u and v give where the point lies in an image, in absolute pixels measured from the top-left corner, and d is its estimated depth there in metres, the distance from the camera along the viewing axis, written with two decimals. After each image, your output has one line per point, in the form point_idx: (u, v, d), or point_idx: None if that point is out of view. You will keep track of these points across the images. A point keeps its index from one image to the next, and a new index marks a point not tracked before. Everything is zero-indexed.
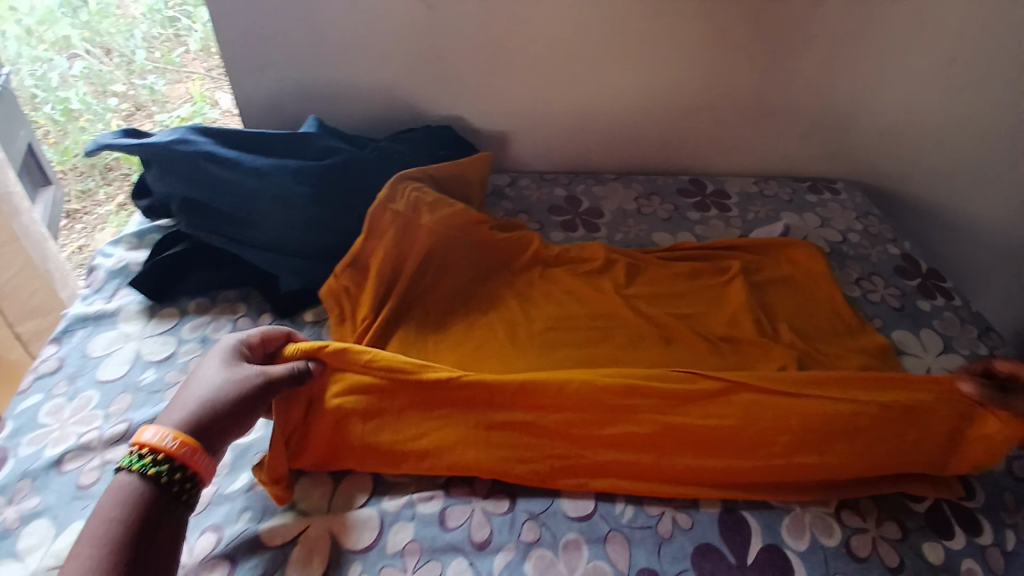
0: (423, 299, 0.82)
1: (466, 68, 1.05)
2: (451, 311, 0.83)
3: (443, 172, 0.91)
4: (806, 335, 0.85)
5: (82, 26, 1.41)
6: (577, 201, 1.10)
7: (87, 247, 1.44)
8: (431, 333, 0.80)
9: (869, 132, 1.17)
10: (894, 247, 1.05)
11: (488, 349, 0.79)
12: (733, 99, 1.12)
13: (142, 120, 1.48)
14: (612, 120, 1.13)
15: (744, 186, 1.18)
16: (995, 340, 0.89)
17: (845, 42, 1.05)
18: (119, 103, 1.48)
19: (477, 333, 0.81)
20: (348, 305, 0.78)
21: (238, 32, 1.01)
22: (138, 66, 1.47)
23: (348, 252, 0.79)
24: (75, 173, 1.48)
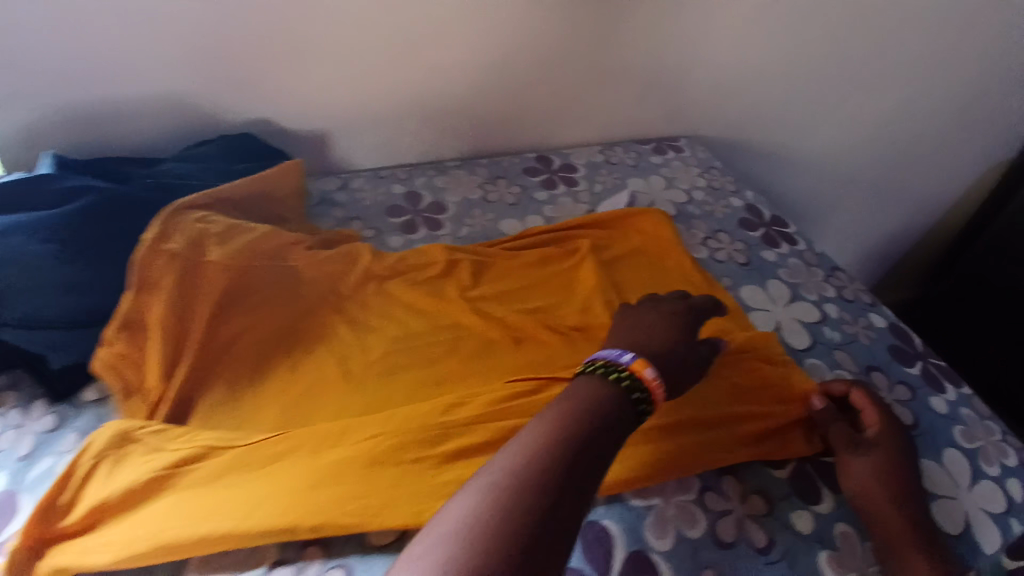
0: (233, 346, 0.73)
1: (266, 64, 0.91)
2: (267, 354, 0.74)
3: (240, 193, 0.80)
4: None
5: None
6: (418, 198, 1.00)
7: None
8: (245, 385, 0.71)
9: (704, 85, 1.17)
10: (737, 198, 1.07)
11: (314, 392, 0.71)
12: (567, 66, 1.07)
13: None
14: (444, 104, 1.05)
15: (590, 156, 1.14)
16: (841, 279, 0.93)
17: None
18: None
19: (304, 374, 0.72)
20: (132, 376, 0.67)
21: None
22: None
23: (119, 310, 0.68)
24: None
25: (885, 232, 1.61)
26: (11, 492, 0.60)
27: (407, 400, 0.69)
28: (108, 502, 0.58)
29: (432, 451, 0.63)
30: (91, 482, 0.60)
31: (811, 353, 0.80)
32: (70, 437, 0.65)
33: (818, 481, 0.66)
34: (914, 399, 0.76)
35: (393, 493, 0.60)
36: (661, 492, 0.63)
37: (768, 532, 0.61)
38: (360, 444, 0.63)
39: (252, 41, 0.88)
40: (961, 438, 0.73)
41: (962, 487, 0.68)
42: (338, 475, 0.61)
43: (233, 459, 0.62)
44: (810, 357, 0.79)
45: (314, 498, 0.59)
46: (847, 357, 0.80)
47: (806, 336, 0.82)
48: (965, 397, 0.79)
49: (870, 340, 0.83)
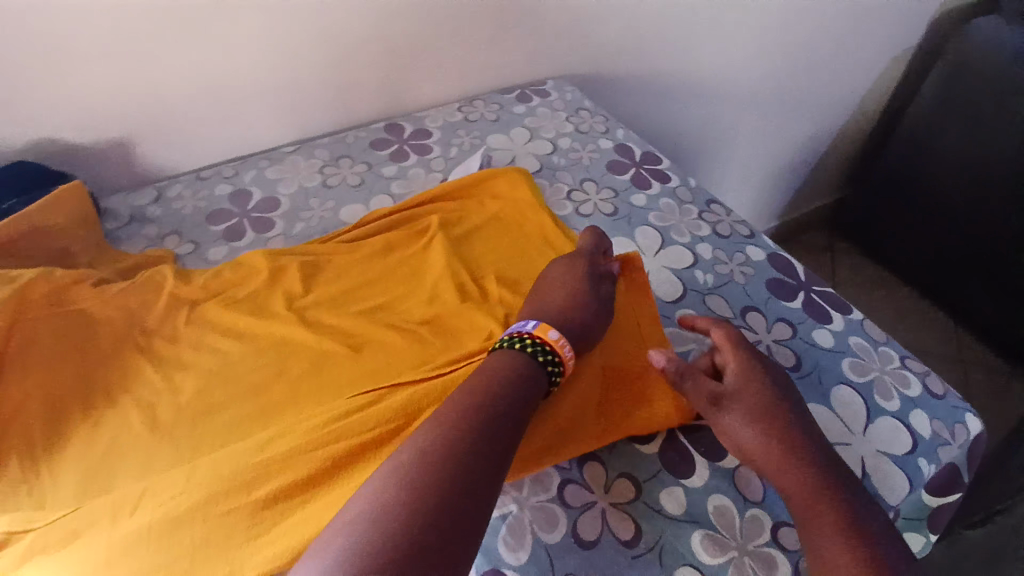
0: (16, 414, 0.60)
1: (19, 70, 0.74)
2: (62, 414, 0.61)
3: (6, 234, 0.68)
4: (515, 283, 0.74)
5: None
6: (245, 195, 0.88)
7: None
8: (36, 460, 0.58)
9: (562, 18, 1.06)
10: (606, 139, 0.97)
11: (117, 453, 0.59)
12: (397, 19, 0.93)
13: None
14: (262, 84, 0.90)
15: (446, 116, 1.02)
16: (716, 212, 0.86)
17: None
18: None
19: (105, 432, 0.60)
20: None
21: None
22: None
23: None
24: None
25: (787, 144, 1.56)
26: None
27: (224, 441, 0.59)
28: None
29: (246, 498, 0.52)
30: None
31: (683, 304, 0.73)
32: None
33: (690, 449, 0.60)
34: (795, 337, 0.71)
35: (211, 553, 0.50)
36: (515, 494, 0.56)
37: (635, 519, 0.55)
38: (161, 506, 0.52)
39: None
40: (850, 372, 0.68)
41: (858, 431, 0.63)
42: (142, 550, 0.50)
43: (23, 550, 0.52)
44: (681, 309, 0.73)
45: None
46: (723, 301, 0.74)
47: (677, 287, 0.75)
48: (853, 324, 0.74)
49: (747, 279, 0.77)
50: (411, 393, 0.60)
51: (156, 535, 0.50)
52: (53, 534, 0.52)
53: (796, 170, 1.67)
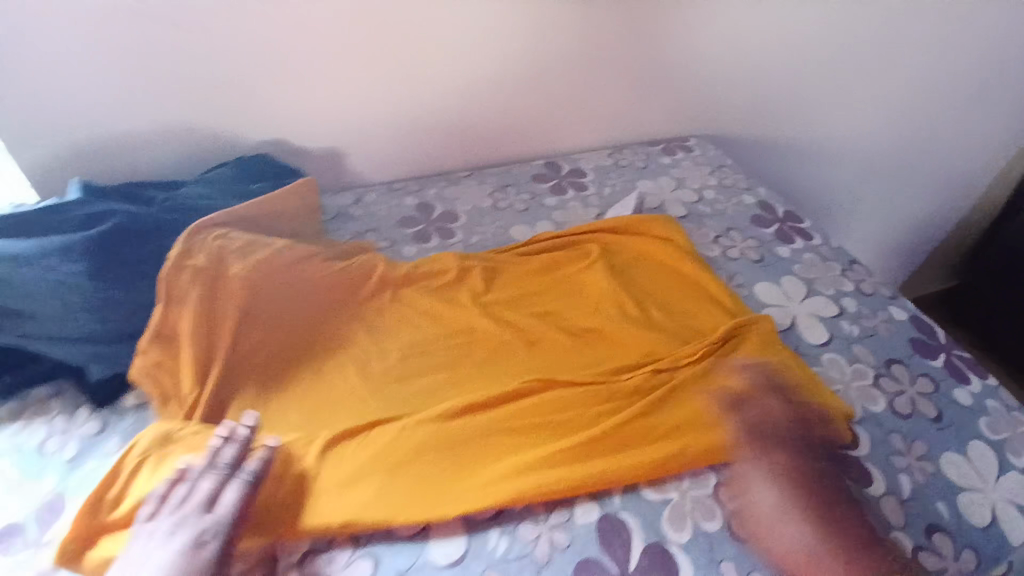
0: (259, 349, 0.74)
1: (280, 85, 0.93)
2: (291, 360, 0.74)
3: (257, 210, 0.82)
4: (668, 311, 0.83)
5: None
6: (429, 208, 1.03)
7: None
8: (268, 392, 0.71)
9: (706, 83, 1.18)
10: (749, 195, 1.07)
11: (333, 398, 0.70)
12: (565, 73, 1.08)
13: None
14: (450, 115, 1.06)
15: (599, 160, 1.14)
16: (858, 272, 0.92)
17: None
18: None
19: (324, 379, 0.72)
20: (162, 383, 0.68)
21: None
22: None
23: (150, 323, 0.69)
24: None
25: (904, 222, 1.58)
26: (57, 493, 0.67)
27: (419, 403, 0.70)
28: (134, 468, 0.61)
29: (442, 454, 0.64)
30: (136, 476, 0.60)
31: (830, 348, 0.79)
32: (113, 440, 0.72)
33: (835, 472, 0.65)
34: (939, 393, 0.75)
35: (413, 490, 0.61)
36: (677, 485, 0.63)
37: None
38: (376, 445, 0.64)
39: (266, 59, 0.91)
40: (987, 430, 0.71)
41: (989, 481, 0.66)
42: (359, 479, 0.61)
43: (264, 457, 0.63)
44: (828, 353, 0.79)
45: (334, 497, 0.59)
46: (866, 351, 0.79)
47: (823, 332, 0.81)
48: (990, 388, 0.77)
49: (890, 333, 0.82)
50: (585, 390, 0.70)
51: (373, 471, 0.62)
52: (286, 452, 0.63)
53: (911, 250, 1.68)
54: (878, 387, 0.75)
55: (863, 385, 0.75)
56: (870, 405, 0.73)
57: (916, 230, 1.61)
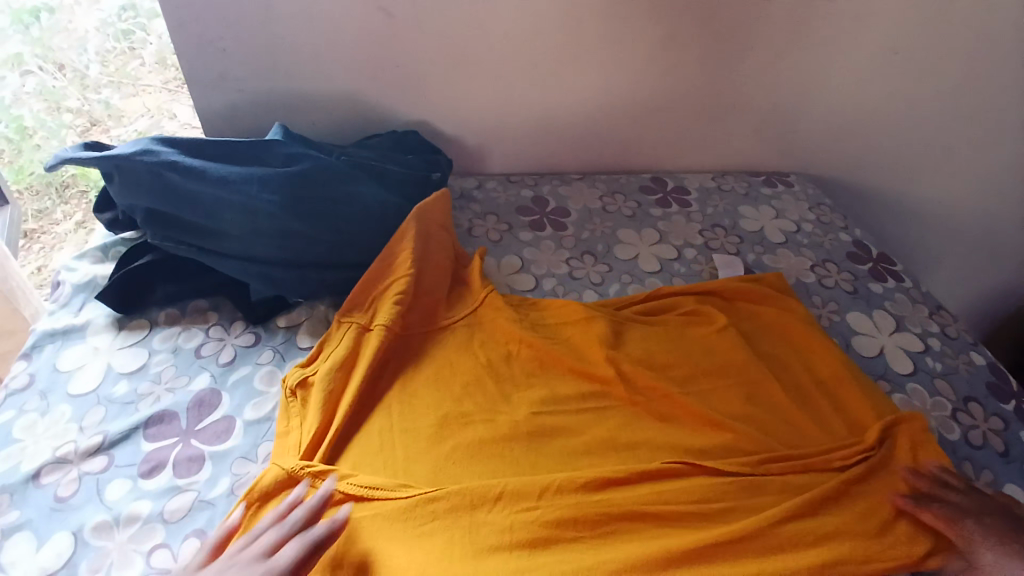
0: (391, 366, 0.77)
1: (433, 72, 1.04)
2: (414, 340, 0.79)
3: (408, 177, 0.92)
4: (796, 383, 0.80)
5: (34, 42, 1.23)
6: (543, 201, 1.12)
7: (46, 268, 1.33)
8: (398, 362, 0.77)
9: (816, 125, 1.23)
10: (845, 234, 1.12)
11: (450, 381, 0.75)
12: (685, 97, 1.15)
13: (98, 136, 1.32)
14: (573, 121, 1.16)
15: (702, 182, 1.21)
16: (946, 317, 0.96)
17: (793, 31, 1.08)
18: (75, 119, 1.31)
19: (444, 358, 0.78)
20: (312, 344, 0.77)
21: (183, 36, 0.95)
22: (91, 79, 1.30)
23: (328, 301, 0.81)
24: (32, 192, 1.31)
25: (996, 292, 1.55)
26: (215, 389, 0.75)
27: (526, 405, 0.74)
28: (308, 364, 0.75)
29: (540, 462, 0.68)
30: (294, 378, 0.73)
31: (913, 378, 0.86)
32: (264, 353, 0.79)
33: None
34: (1010, 430, 0.80)
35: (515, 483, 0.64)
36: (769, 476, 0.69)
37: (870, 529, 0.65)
38: (481, 443, 0.69)
39: (422, 47, 1.01)
40: None
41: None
42: (465, 473, 0.66)
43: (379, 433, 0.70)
44: (912, 382, 0.85)
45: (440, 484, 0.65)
46: (948, 386, 0.85)
47: (908, 362, 0.88)
48: None
49: (971, 373, 0.87)
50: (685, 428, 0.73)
51: (478, 467, 0.67)
52: (404, 436, 0.70)
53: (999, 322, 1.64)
54: (956, 419, 0.81)
55: (942, 415, 0.81)
56: (947, 433, 0.79)
57: (1003, 303, 1.58)
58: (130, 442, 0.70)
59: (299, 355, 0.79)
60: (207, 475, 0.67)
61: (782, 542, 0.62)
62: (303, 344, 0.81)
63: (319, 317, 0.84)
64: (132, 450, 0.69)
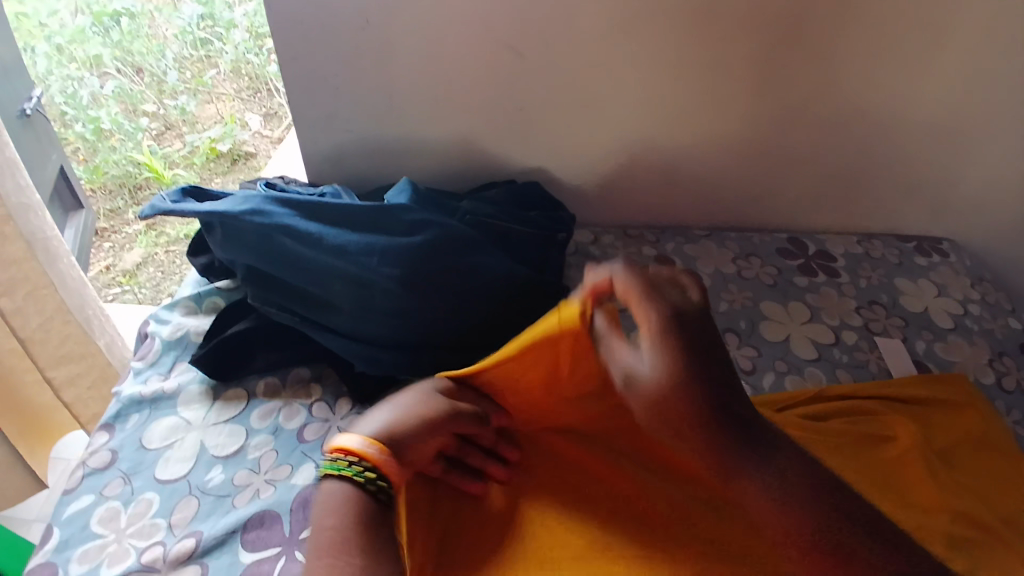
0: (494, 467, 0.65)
1: (557, 117, 0.94)
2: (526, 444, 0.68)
3: (530, 239, 0.81)
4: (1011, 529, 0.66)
5: (114, 46, 1.51)
6: (669, 262, 0.99)
7: (115, 266, 1.47)
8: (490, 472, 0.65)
9: (983, 190, 1.06)
10: (1016, 318, 0.96)
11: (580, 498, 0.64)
12: (835, 151, 1.01)
13: (174, 142, 1.55)
14: (702, 174, 1.03)
15: (846, 245, 1.06)
16: None
17: (979, 78, 0.93)
18: (151, 123, 1.55)
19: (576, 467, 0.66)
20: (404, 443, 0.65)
21: (297, 70, 0.88)
22: (165, 83, 1.53)
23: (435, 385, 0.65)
24: (105, 192, 1.54)
25: None
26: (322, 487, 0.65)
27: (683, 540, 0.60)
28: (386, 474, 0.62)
29: None
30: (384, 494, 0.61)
31: None
32: None
33: None
34: None
35: None
36: None
37: None
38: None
39: (551, 87, 0.90)
40: None
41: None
42: None
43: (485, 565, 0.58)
44: None
45: None
46: None
47: None
48: None
49: None
50: None
51: None
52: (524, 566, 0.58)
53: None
54: None
55: None
56: None
57: None
58: (226, 549, 0.61)
59: None
60: None
61: None
62: None
63: None
64: (228, 559, 0.60)
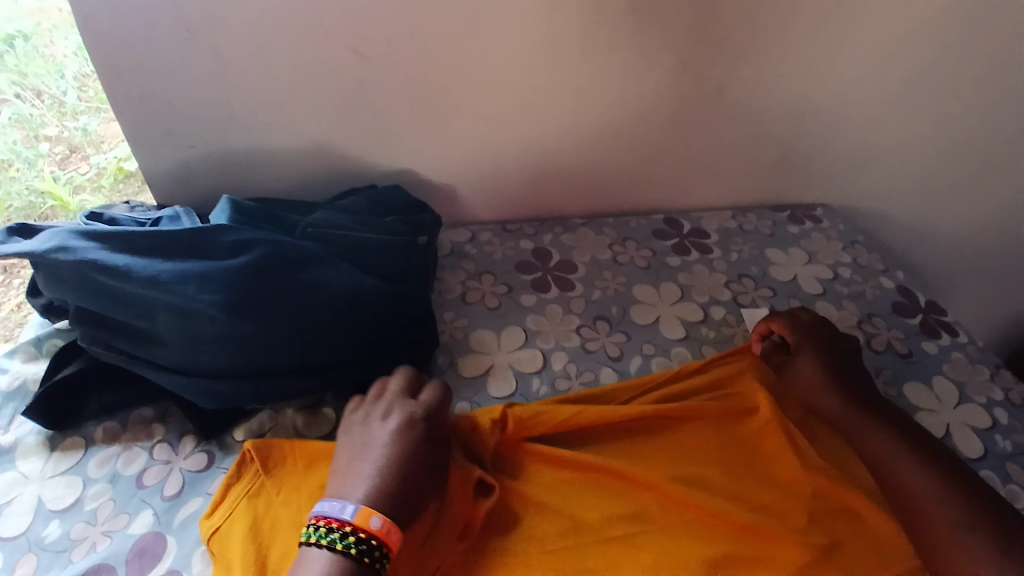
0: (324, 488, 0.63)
1: (412, 115, 0.91)
2: None
3: (382, 246, 0.79)
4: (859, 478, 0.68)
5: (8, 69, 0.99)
6: (546, 254, 0.99)
7: None
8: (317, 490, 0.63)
9: (844, 155, 1.10)
10: (887, 278, 0.99)
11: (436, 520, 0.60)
12: (701, 128, 1.02)
13: (80, 167, 1.02)
14: (574, 165, 1.03)
15: (721, 221, 1.08)
16: (1008, 379, 0.84)
17: (824, 46, 0.95)
18: (53, 147, 1.01)
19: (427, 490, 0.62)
20: (248, 479, 0.64)
21: (122, 87, 0.82)
22: (69, 106, 1.00)
23: (268, 448, 0.65)
24: None
25: None
26: (161, 532, 0.62)
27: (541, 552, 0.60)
28: (219, 512, 0.61)
29: None
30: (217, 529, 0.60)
31: (986, 463, 0.74)
32: (218, 479, 0.66)
33: None
34: None
35: None
36: None
37: None
38: None
39: (402, 87, 0.88)
40: None
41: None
42: None
43: None
44: (985, 469, 0.73)
45: None
46: None
47: (977, 445, 0.76)
48: None
49: None
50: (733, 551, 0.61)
51: None
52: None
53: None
54: None
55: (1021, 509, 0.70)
56: None
57: None
58: None
59: None
60: None
61: None
62: None
63: (287, 425, 0.70)
64: None
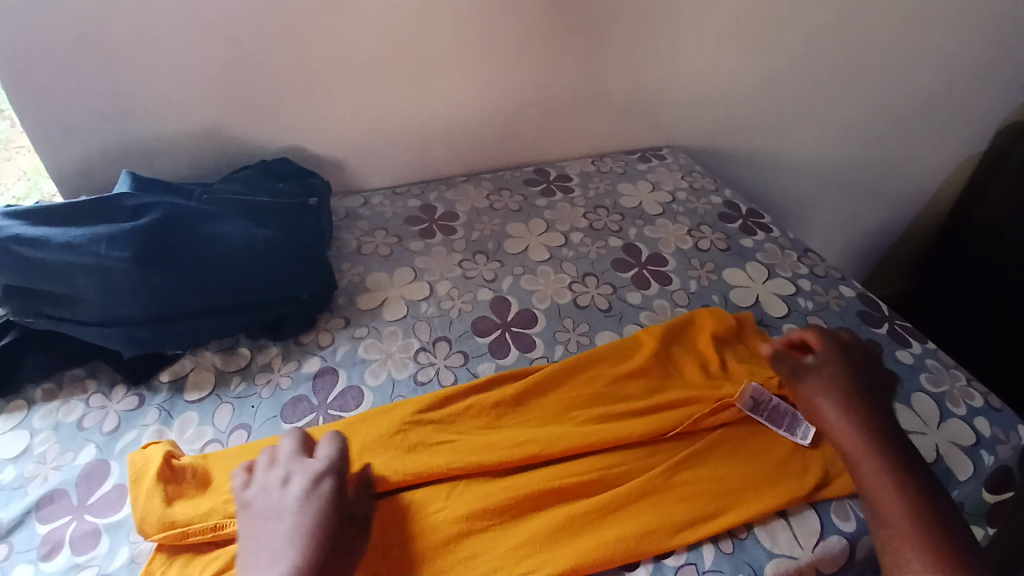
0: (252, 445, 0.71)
1: (293, 95, 1.02)
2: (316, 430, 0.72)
3: (274, 207, 0.90)
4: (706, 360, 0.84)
5: None
6: (431, 208, 1.13)
7: None
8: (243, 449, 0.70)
9: (679, 102, 1.29)
10: (716, 196, 1.20)
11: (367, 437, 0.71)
12: (554, 87, 1.18)
13: None
14: (449, 130, 1.17)
15: (583, 166, 1.26)
16: (812, 258, 1.06)
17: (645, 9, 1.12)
18: None
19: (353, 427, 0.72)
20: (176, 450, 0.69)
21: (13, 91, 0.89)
22: None
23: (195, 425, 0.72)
24: None
25: (873, 228, 1.67)
26: (106, 458, 0.72)
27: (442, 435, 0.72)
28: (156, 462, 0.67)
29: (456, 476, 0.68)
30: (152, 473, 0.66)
31: (789, 319, 0.95)
32: (150, 413, 0.76)
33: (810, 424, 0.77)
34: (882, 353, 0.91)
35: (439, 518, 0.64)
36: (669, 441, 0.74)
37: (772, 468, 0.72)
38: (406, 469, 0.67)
39: (280, 71, 0.99)
40: (924, 383, 0.87)
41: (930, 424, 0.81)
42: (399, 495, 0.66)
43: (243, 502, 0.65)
44: (787, 323, 0.94)
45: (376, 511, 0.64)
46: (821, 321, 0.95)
47: (782, 306, 0.97)
48: (928, 349, 0.92)
49: (840, 306, 0.98)
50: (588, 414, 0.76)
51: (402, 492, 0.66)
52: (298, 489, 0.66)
53: (883, 257, 1.79)
54: None
55: None
56: None
57: (881, 238, 1.71)
58: (25, 526, 0.66)
59: (189, 408, 0.77)
60: (98, 553, 0.63)
61: (676, 492, 0.69)
62: (192, 396, 0.78)
63: (207, 364, 0.82)
64: (29, 533, 0.65)
